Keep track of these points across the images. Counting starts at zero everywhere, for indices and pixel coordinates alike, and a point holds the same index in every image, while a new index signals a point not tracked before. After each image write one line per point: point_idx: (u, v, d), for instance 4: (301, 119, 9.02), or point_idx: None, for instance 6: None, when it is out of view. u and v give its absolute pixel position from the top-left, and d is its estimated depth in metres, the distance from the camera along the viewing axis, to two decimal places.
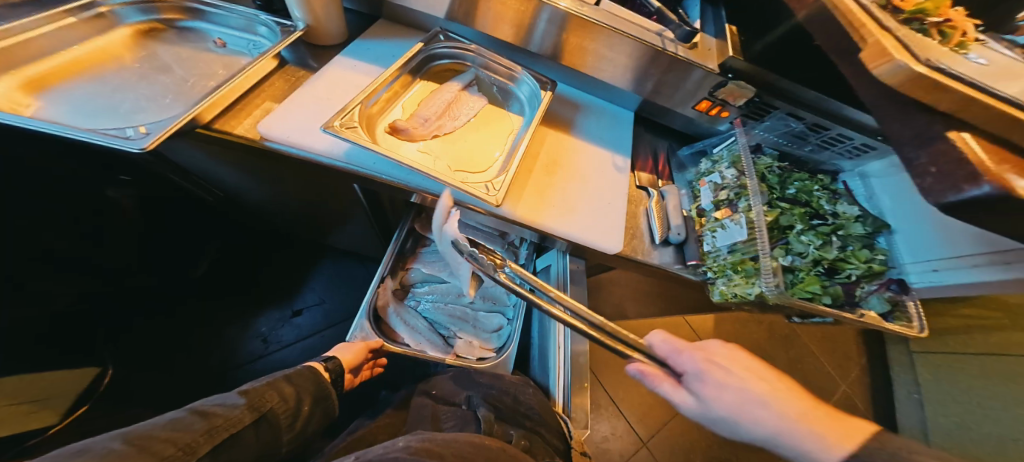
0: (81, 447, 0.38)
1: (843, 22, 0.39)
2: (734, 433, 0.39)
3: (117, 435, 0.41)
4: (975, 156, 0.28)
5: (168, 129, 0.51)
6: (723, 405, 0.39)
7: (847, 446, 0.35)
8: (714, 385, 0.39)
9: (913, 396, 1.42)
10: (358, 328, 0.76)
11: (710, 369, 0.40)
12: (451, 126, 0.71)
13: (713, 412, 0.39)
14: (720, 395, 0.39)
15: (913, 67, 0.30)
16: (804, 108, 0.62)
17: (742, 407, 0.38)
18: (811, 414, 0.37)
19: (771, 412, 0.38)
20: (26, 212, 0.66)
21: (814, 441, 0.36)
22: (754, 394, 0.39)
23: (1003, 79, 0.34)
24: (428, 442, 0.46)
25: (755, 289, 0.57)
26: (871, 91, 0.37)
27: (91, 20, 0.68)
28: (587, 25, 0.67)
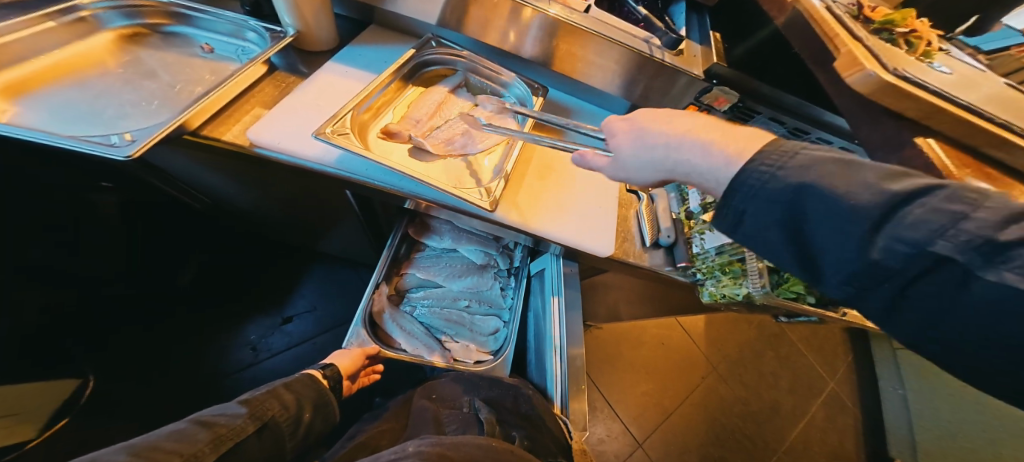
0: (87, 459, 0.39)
1: (823, 37, 0.42)
2: (640, 156, 0.41)
3: (122, 448, 0.42)
4: (938, 159, 0.31)
5: (155, 136, 0.51)
6: (634, 148, 0.42)
7: (751, 145, 0.34)
8: (627, 131, 0.43)
9: (896, 392, 1.48)
10: (354, 335, 0.74)
11: (623, 122, 0.44)
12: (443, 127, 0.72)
13: (625, 156, 0.43)
14: (625, 127, 0.43)
15: (880, 75, 0.33)
16: (786, 114, 0.65)
17: (652, 141, 0.40)
18: (710, 126, 0.38)
19: (684, 136, 0.38)
20: (23, 214, 0.67)
21: (727, 154, 0.35)
22: (661, 119, 0.41)
23: (963, 87, 0.37)
24: (439, 446, 0.47)
25: (742, 290, 0.58)
26: (846, 99, 0.39)
27: (71, 25, 0.67)
28: (576, 32, 0.68)
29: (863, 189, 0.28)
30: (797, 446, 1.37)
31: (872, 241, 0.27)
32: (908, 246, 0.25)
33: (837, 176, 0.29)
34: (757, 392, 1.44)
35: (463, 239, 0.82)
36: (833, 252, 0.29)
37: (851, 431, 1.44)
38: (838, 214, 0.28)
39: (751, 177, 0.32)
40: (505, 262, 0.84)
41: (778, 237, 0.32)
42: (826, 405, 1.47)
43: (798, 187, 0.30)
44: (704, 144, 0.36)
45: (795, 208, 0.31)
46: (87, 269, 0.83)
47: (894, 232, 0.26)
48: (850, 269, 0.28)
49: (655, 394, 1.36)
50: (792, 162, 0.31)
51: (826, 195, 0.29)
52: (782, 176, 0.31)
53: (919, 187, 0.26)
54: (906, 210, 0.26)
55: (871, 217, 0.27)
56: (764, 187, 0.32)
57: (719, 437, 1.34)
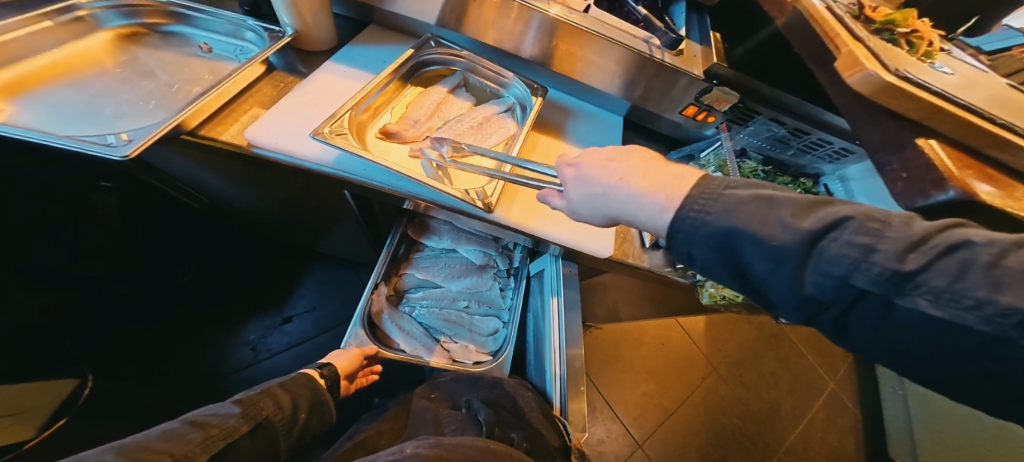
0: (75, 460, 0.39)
1: (824, 37, 0.42)
2: (587, 201, 0.41)
3: (110, 448, 0.41)
4: (939, 160, 0.31)
5: (152, 135, 0.51)
6: (579, 194, 0.42)
7: (684, 190, 0.36)
8: (571, 178, 0.43)
9: (897, 393, 1.48)
10: (351, 335, 0.73)
11: (569, 169, 0.44)
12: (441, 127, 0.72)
13: (574, 202, 0.43)
14: (570, 170, 0.43)
15: (882, 75, 0.33)
16: (787, 115, 0.65)
17: (593, 187, 0.40)
18: (646, 171, 0.38)
19: (623, 182, 0.39)
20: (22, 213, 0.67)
21: (660, 200, 0.36)
22: (599, 164, 0.41)
23: (964, 88, 0.36)
24: (435, 448, 0.46)
25: (742, 290, 0.60)
26: (847, 99, 0.39)
27: (69, 24, 0.66)
28: (575, 32, 0.68)
29: (783, 230, 0.31)
30: (796, 447, 1.37)
31: (803, 275, 0.30)
32: (836, 282, 0.29)
33: (762, 218, 0.32)
34: (757, 393, 1.44)
35: (462, 239, 0.82)
36: (774, 284, 0.32)
37: (852, 432, 1.44)
38: (768, 254, 0.31)
39: (685, 223, 0.35)
40: (504, 262, 0.83)
41: (727, 273, 0.36)
42: (826, 405, 1.47)
43: (728, 231, 0.33)
44: (644, 193, 0.37)
45: (731, 249, 0.34)
46: (87, 269, 0.82)
47: (822, 268, 0.29)
48: (793, 300, 0.32)
49: (655, 395, 1.36)
50: (717, 206, 0.34)
51: (753, 237, 0.32)
52: (712, 222, 0.34)
53: (830, 221, 0.30)
54: (823, 244, 0.30)
55: (795, 256, 0.30)
56: (699, 231, 0.34)
57: (718, 437, 1.34)
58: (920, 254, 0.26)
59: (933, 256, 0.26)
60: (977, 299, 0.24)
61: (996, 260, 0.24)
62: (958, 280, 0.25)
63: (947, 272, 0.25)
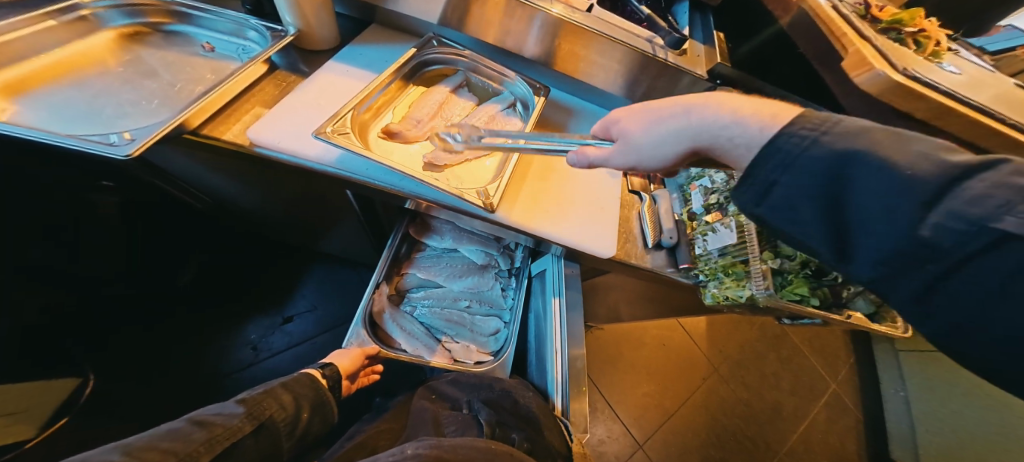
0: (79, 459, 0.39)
1: (830, 37, 0.41)
2: (655, 134, 0.41)
3: (114, 447, 0.41)
4: None
5: (155, 135, 0.51)
6: (648, 126, 0.41)
7: (775, 114, 0.34)
8: (633, 115, 0.43)
9: (898, 394, 1.47)
10: (354, 335, 0.74)
11: (633, 109, 0.44)
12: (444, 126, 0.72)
13: (636, 137, 0.42)
14: (634, 110, 0.43)
15: (890, 74, 0.33)
16: (791, 115, 0.64)
17: (667, 116, 0.40)
18: (729, 101, 0.38)
19: (703, 110, 0.38)
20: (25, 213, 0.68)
21: (758, 119, 0.35)
22: (669, 102, 0.41)
23: (972, 87, 0.36)
24: (436, 449, 0.46)
25: (745, 292, 0.57)
26: (853, 99, 0.39)
27: (72, 23, 0.66)
28: (578, 32, 0.68)
29: (923, 162, 0.27)
30: (797, 448, 1.36)
31: (925, 214, 0.26)
32: (963, 221, 0.24)
33: (891, 151, 0.28)
34: (758, 393, 1.43)
35: (463, 239, 0.81)
36: (872, 228, 0.28)
37: (852, 434, 1.43)
38: (893, 183, 0.27)
39: (788, 143, 0.32)
40: (506, 262, 0.83)
41: (811, 213, 0.31)
42: (827, 406, 1.46)
43: (847, 156, 0.29)
44: (731, 117, 0.36)
45: (841, 178, 0.30)
46: (87, 269, 0.83)
47: (949, 205, 0.25)
48: (888, 246, 0.27)
49: (656, 396, 1.36)
50: (837, 130, 0.30)
51: (884, 163, 0.28)
52: (830, 143, 0.30)
53: (980, 166, 0.26)
54: (964, 186, 0.25)
55: (925, 190, 0.26)
56: (807, 155, 0.31)
57: (720, 438, 1.33)
58: None
59: None
60: None
61: None
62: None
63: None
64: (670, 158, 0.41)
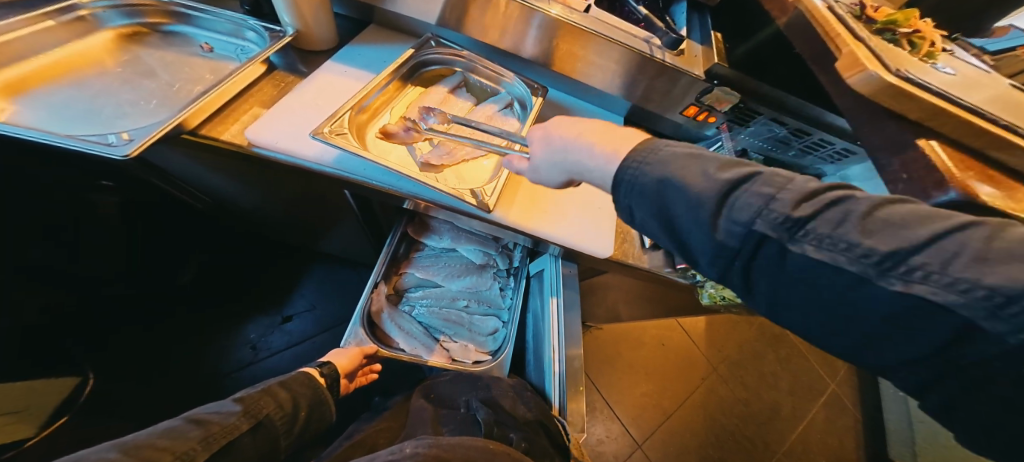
0: (78, 458, 0.39)
1: (824, 38, 0.41)
2: (548, 158, 0.46)
3: (112, 446, 0.42)
4: (940, 162, 0.31)
5: (153, 135, 0.51)
6: (544, 151, 0.46)
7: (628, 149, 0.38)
8: (538, 138, 0.47)
9: (897, 394, 1.46)
10: (351, 334, 0.73)
11: (538, 130, 0.48)
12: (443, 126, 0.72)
13: (538, 160, 0.47)
14: (537, 132, 0.47)
15: (883, 76, 0.33)
16: (787, 115, 0.65)
17: (555, 145, 0.44)
18: (600, 133, 0.41)
19: (578, 142, 0.42)
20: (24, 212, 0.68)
21: (611, 155, 0.38)
22: (559, 126, 0.45)
23: (966, 89, 0.36)
24: (436, 447, 0.46)
25: (741, 292, 0.61)
26: (848, 100, 0.39)
27: (70, 24, 0.67)
28: (576, 32, 0.68)
29: (704, 179, 0.32)
30: (796, 448, 1.36)
31: (716, 223, 0.31)
32: (740, 227, 0.30)
33: (683, 168, 0.33)
34: (757, 393, 1.43)
35: (461, 239, 0.81)
36: (689, 234, 0.34)
37: (851, 434, 1.43)
38: (688, 202, 0.32)
39: (626, 174, 0.36)
40: (504, 262, 0.83)
41: (646, 226, 0.37)
42: (826, 406, 1.46)
43: (660, 180, 0.34)
44: (596, 151, 0.40)
45: (658, 199, 0.34)
46: (87, 269, 0.83)
47: (727, 215, 0.31)
48: (702, 248, 0.33)
49: (654, 395, 1.36)
50: (655, 158, 0.35)
51: (679, 186, 0.33)
52: (647, 171, 0.35)
53: (744, 174, 0.31)
54: (736, 194, 0.31)
55: (710, 203, 0.31)
56: (636, 181, 0.35)
57: (718, 438, 1.33)
58: (811, 206, 0.28)
59: (813, 208, 0.28)
60: (851, 243, 0.26)
61: (872, 213, 0.27)
62: (840, 227, 0.27)
63: (831, 221, 0.27)
64: (562, 181, 0.46)
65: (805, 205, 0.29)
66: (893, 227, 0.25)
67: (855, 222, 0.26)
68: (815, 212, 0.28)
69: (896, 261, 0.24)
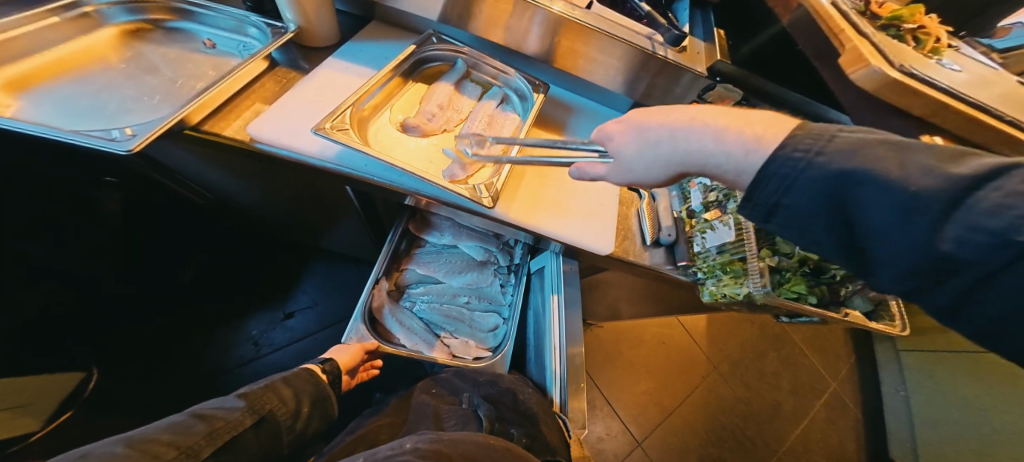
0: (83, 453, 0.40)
1: (828, 33, 0.41)
2: (641, 151, 0.39)
3: (119, 440, 0.43)
4: None
5: (156, 130, 0.51)
6: (640, 143, 0.39)
7: (768, 133, 0.32)
8: (626, 132, 0.40)
9: (898, 394, 1.46)
10: (352, 330, 0.73)
11: (617, 124, 0.41)
12: (456, 119, 0.74)
13: (629, 158, 0.40)
14: (619, 127, 0.41)
15: (887, 71, 0.33)
16: (789, 113, 0.64)
17: (655, 135, 0.38)
18: (722, 118, 0.35)
19: (693, 128, 0.36)
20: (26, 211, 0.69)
21: (744, 141, 0.33)
22: (656, 114, 0.39)
23: (971, 84, 0.36)
24: (436, 443, 0.46)
25: (742, 289, 0.57)
26: (852, 94, 0.39)
27: (76, 20, 0.67)
28: (578, 29, 0.68)
29: (920, 175, 0.25)
30: (796, 448, 1.36)
31: (938, 231, 0.24)
32: (987, 235, 0.22)
33: (889, 161, 0.26)
34: (758, 392, 1.43)
35: (463, 235, 0.81)
36: (890, 245, 0.27)
37: (851, 434, 1.43)
38: (894, 204, 0.26)
39: (786, 166, 0.30)
40: (505, 258, 0.83)
41: (824, 232, 0.30)
42: (827, 406, 1.46)
43: (851, 175, 0.27)
44: (725, 137, 0.34)
45: (841, 199, 0.28)
46: (87, 269, 0.84)
47: (968, 219, 0.23)
48: (905, 261, 0.26)
49: (654, 394, 1.36)
50: (832, 148, 0.29)
51: (878, 183, 0.26)
52: (823, 164, 0.28)
53: (991, 169, 0.23)
54: (976, 194, 0.23)
55: (930, 205, 0.24)
56: (806, 175, 0.29)
57: (719, 437, 1.33)
58: None
59: None
60: None
61: None
62: None
63: None
64: (659, 176, 0.39)
65: None
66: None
67: None
68: None
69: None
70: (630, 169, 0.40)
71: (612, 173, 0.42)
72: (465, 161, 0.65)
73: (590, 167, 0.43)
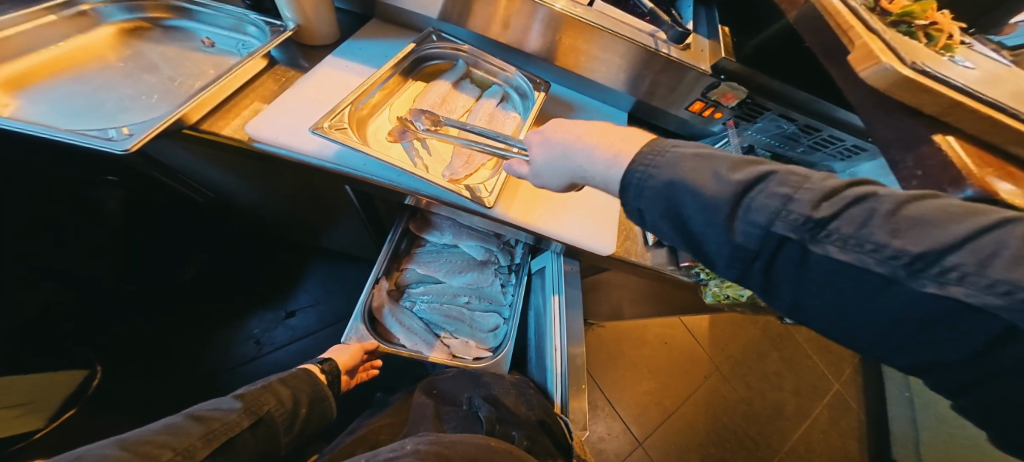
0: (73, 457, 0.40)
1: (838, 30, 0.40)
2: (547, 161, 0.45)
3: (112, 442, 0.42)
4: (956, 157, 0.29)
5: (153, 129, 0.51)
6: (545, 159, 0.45)
7: (630, 150, 0.37)
8: (537, 142, 0.46)
9: (903, 394, 1.44)
10: (352, 330, 0.73)
11: (535, 135, 0.47)
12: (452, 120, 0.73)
13: (539, 165, 0.46)
14: (535, 137, 0.47)
15: (897, 69, 0.32)
16: (796, 111, 0.63)
17: (554, 148, 0.43)
18: (603, 133, 0.40)
19: (580, 143, 0.41)
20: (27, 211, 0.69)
21: (611, 158, 0.38)
22: (559, 127, 0.44)
23: (986, 82, 0.35)
24: (436, 444, 0.46)
25: (746, 290, 0.58)
26: (860, 93, 0.38)
27: (73, 18, 0.66)
28: (580, 26, 0.67)
29: (716, 182, 0.31)
30: (798, 448, 1.35)
31: (732, 226, 0.30)
32: (760, 230, 0.29)
33: (695, 169, 0.32)
34: (760, 392, 1.42)
35: (463, 235, 0.80)
36: (702, 238, 0.33)
37: (855, 435, 1.42)
38: (704, 207, 0.31)
39: (634, 177, 0.35)
40: (505, 258, 0.83)
41: (659, 229, 0.35)
42: (830, 407, 1.44)
43: (670, 183, 0.33)
44: (599, 154, 0.39)
45: (670, 205, 0.33)
46: (87, 269, 0.84)
47: (746, 216, 0.29)
48: (716, 250, 0.32)
49: (655, 394, 1.35)
50: (663, 161, 0.34)
51: (688, 187, 0.32)
52: (657, 175, 0.34)
53: (757, 175, 0.30)
54: (751, 195, 0.30)
55: (724, 208, 0.30)
56: (645, 185, 0.34)
57: (721, 437, 1.32)
58: (832, 204, 0.27)
59: (833, 207, 0.27)
60: (878, 244, 0.25)
61: (898, 210, 0.25)
62: (864, 228, 0.26)
63: (853, 221, 0.26)
64: (562, 184, 0.45)
65: (824, 204, 0.27)
66: (923, 225, 0.24)
67: (884, 221, 0.25)
68: (834, 212, 0.27)
69: (928, 262, 0.23)
70: (540, 175, 0.46)
71: (529, 177, 0.48)
72: (460, 162, 0.65)
73: (516, 168, 0.51)
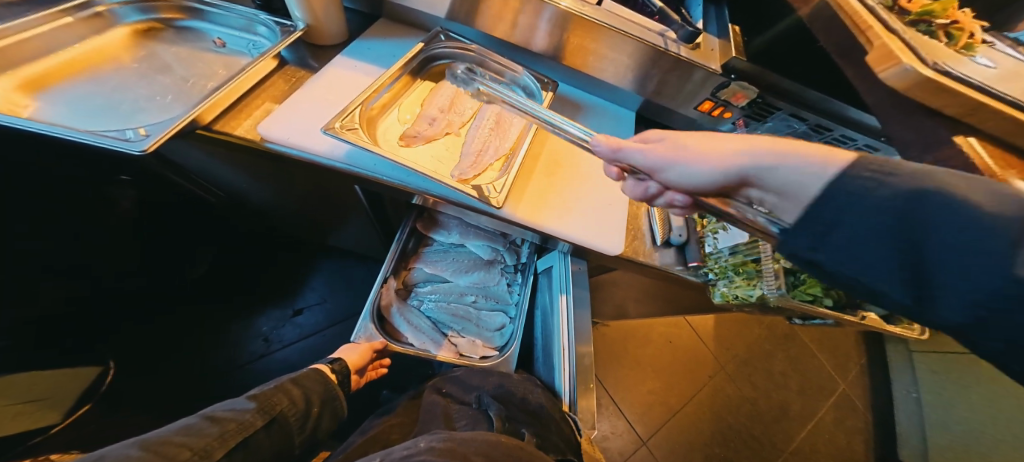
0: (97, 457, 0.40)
1: (854, 30, 0.40)
2: (682, 164, 0.36)
3: (134, 443, 0.43)
4: (979, 158, 0.29)
5: (168, 130, 0.51)
6: (683, 153, 0.35)
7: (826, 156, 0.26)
8: (669, 145, 0.37)
9: (910, 395, 1.45)
10: (361, 329, 0.74)
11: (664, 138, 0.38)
12: (459, 121, 0.73)
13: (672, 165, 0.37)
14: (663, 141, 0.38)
15: (919, 69, 0.31)
16: (807, 110, 0.63)
17: (697, 150, 0.34)
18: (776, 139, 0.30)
19: (738, 147, 0.31)
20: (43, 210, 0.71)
21: (795, 161, 0.27)
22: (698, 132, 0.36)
23: (1008, 82, 0.34)
24: (449, 442, 0.47)
25: (756, 291, 0.56)
26: (878, 92, 0.37)
27: (88, 20, 0.67)
28: (588, 25, 0.67)
29: (1003, 198, 0.20)
30: (804, 448, 1.35)
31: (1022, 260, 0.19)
32: None
33: (965, 182, 0.21)
34: (765, 392, 1.42)
35: (470, 235, 0.81)
36: (954, 277, 0.21)
37: (860, 436, 1.41)
38: (974, 227, 0.20)
39: (851, 183, 0.24)
40: (512, 257, 0.83)
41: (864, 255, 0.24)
42: (835, 408, 1.44)
43: (915, 193, 0.22)
44: (777, 156, 0.28)
45: (904, 223, 0.23)
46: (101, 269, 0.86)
47: None
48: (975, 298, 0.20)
49: (660, 393, 1.35)
50: (902, 168, 0.23)
51: (951, 200, 0.21)
52: (892, 184, 0.23)
53: None
54: None
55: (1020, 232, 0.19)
56: (868, 197, 0.24)
57: (726, 437, 1.32)
58: None
59: None
60: None
61: None
62: None
63: None
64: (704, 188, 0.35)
65: None
66: None
67: None
68: None
69: None
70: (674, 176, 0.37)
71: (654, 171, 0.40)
72: (468, 162, 0.66)
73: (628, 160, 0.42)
